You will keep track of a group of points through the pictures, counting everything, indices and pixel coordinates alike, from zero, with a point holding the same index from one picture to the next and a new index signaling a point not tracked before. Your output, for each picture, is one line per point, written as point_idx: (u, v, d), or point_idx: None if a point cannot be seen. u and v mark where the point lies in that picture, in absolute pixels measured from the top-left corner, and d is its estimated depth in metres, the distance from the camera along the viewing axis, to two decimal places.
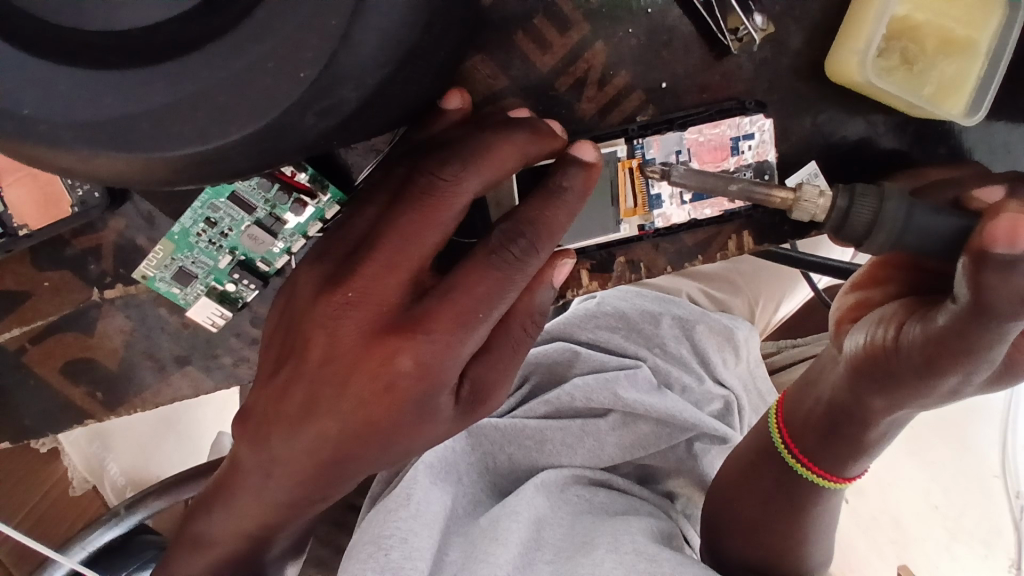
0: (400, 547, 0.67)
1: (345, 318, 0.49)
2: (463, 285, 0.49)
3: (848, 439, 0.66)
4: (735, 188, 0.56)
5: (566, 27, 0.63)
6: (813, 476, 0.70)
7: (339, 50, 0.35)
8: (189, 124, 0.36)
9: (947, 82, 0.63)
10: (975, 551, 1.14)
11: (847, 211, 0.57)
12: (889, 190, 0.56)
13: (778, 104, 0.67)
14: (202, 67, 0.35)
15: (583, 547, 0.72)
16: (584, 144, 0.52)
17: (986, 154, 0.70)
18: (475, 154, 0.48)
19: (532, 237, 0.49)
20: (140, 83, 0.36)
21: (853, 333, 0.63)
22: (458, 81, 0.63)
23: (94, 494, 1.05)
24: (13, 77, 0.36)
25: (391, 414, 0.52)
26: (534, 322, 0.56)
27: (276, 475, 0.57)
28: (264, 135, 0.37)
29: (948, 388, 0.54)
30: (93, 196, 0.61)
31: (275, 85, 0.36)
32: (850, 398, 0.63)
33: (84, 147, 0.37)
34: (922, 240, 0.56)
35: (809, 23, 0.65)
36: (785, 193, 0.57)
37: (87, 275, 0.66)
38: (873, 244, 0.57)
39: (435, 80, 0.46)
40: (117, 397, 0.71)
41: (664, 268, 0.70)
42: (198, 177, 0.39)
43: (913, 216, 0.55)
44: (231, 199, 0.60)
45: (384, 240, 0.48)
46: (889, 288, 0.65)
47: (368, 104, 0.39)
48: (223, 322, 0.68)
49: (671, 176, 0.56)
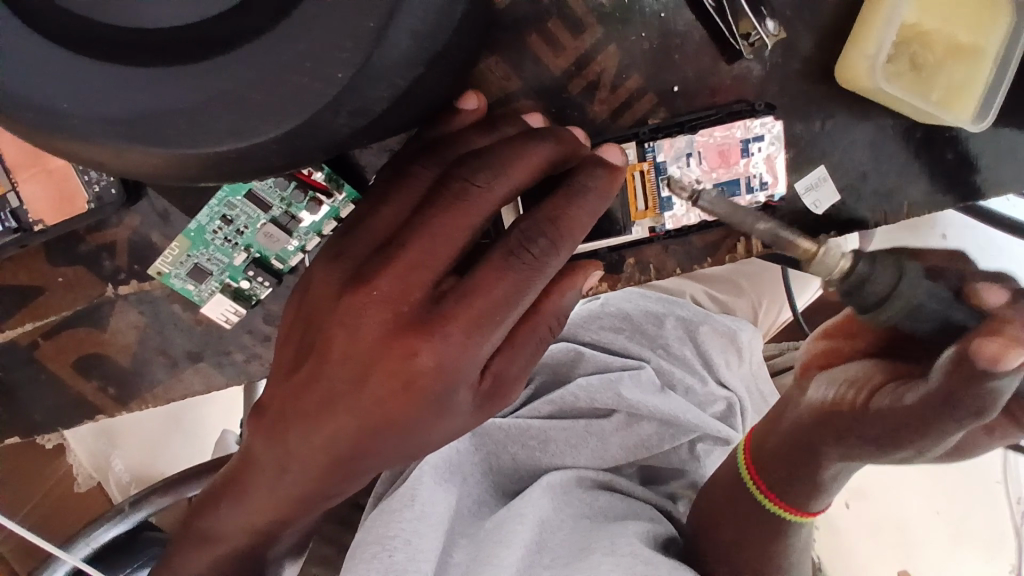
0: (403, 549, 0.69)
1: (367, 316, 0.50)
2: (483, 284, 0.49)
3: (804, 479, 0.71)
4: (762, 227, 0.61)
5: (579, 29, 0.64)
6: (777, 509, 0.73)
7: (374, 51, 0.36)
8: (221, 120, 0.37)
9: (954, 87, 0.64)
10: (972, 556, 1.17)
11: (868, 276, 0.61)
12: (906, 269, 0.62)
13: (788, 108, 0.67)
14: (234, 64, 0.36)
15: (582, 552, 0.73)
16: (613, 148, 0.57)
17: (993, 160, 0.70)
18: (505, 163, 0.50)
19: (552, 236, 0.50)
20: (176, 76, 0.36)
21: (820, 386, 0.73)
22: (472, 83, 0.63)
23: (99, 491, 1.06)
24: (43, 70, 0.37)
25: (411, 411, 0.52)
26: (559, 322, 0.56)
27: (293, 471, 0.58)
28: (298, 133, 0.38)
29: (896, 456, 0.69)
30: (110, 192, 0.62)
31: (309, 84, 0.36)
32: (810, 439, 0.70)
33: (120, 140, 0.37)
34: (914, 323, 0.63)
35: (820, 28, 0.65)
36: (809, 245, 0.62)
37: (101, 271, 0.67)
38: (885, 313, 0.63)
39: (454, 79, 0.47)
40: (129, 391, 0.71)
41: (673, 270, 0.71)
42: (228, 173, 0.39)
43: (922, 300, 0.63)
44: (247, 197, 0.61)
45: (412, 241, 0.49)
46: (858, 343, 0.69)
47: (397, 104, 0.40)
48: (236, 319, 0.68)
49: (701, 199, 0.59)
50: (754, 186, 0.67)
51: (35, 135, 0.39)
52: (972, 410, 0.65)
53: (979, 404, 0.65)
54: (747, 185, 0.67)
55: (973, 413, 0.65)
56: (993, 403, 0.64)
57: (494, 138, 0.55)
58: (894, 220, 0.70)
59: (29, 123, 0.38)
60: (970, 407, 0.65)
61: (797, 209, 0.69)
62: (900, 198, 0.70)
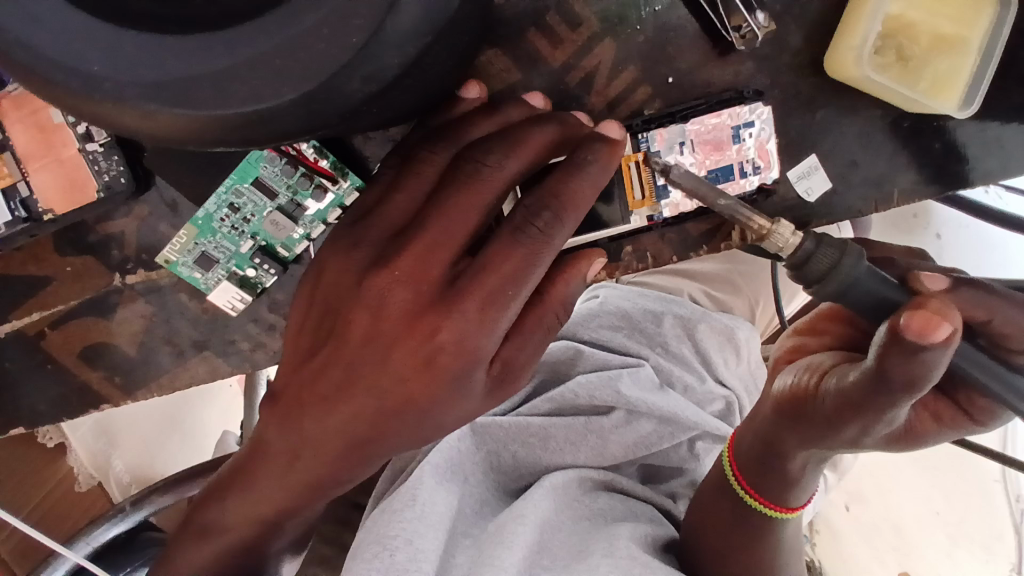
0: (405, 549, 0.67)
1: (392, 293, 0.52)
2: (494, 263, 0.51)
3: (772, 470, 0.67)
4: (722, 203, 0.58)
5: (577, 23, 0.66)
6: (759, 507, 0.69)
7: (385, 17, 0.38)
8: (246, 84, 0.39)
9: (940, 78, 0.66)
10: (976, 556, 1.17)
11: (812, 253, 0.55)
12: (852, 246, 0.55)
13: (780, 98, 0.69)
14: (251, 38, 0.38)
15: (578, 555, 0.72)
16: (610, 124, 0.56)
17: (981, 150, 0.71)
18: (512, 144, 0.52)
19: (555, 210, 0.52)
20: (201, 46, 0.39)
21: (784, 374, 0.69)
22: (474, 75, 0.66)
23: (99, 491, 1.01)
24: (72, 49, 0.39)
25: (430, 389, 0.54)
26: (565, 309, 0.57)
27: (307, 456, 0.59)
28: (314, 97, 0.40)
29: (848, 437, 0.60)
30: (120, 182, 0.63)
31: (326, 49, 0.38)
32: (772, 429, 0.66)
33: (149, 102, 0.39)
34: (860, 301, 0.56)
35: (809, 22, 0.67)
36: (763, 221, 0.57)
37: (109, 261, 0.68)
38: (822, 290, 0.56)
39: (459, 60, 0.49)
40: (135, 380, 0.72)
41: (670, 258, 0.73)
42: (251, 137, 0.42)
43: (860, 279, 0.55)
44: (255, 184, 0.63)
45: (430, 221, 0.51)
46: (825, 339, 0.69)
47: (406, 73, 0.42)
48: (242, 307, 0.70)
49: (670, 172, 0.59)
50: (746, 171, 0.69)
51: (64, 99, 0.41)
52: (953, 410, 0.61)
53: (966, 407, 0.60)
54: (740, 170, 0.69)
55: (950, 412, 0.61)
56: (990, 416, 0.59)
57: (496, 120, 0.57)
58: (883, 208, 0.73)
59: (59, 88, 0.40)
60: (943, 402, 0.61)
61: (788, 197, 0.71)
62: (890, 185, 0.72)
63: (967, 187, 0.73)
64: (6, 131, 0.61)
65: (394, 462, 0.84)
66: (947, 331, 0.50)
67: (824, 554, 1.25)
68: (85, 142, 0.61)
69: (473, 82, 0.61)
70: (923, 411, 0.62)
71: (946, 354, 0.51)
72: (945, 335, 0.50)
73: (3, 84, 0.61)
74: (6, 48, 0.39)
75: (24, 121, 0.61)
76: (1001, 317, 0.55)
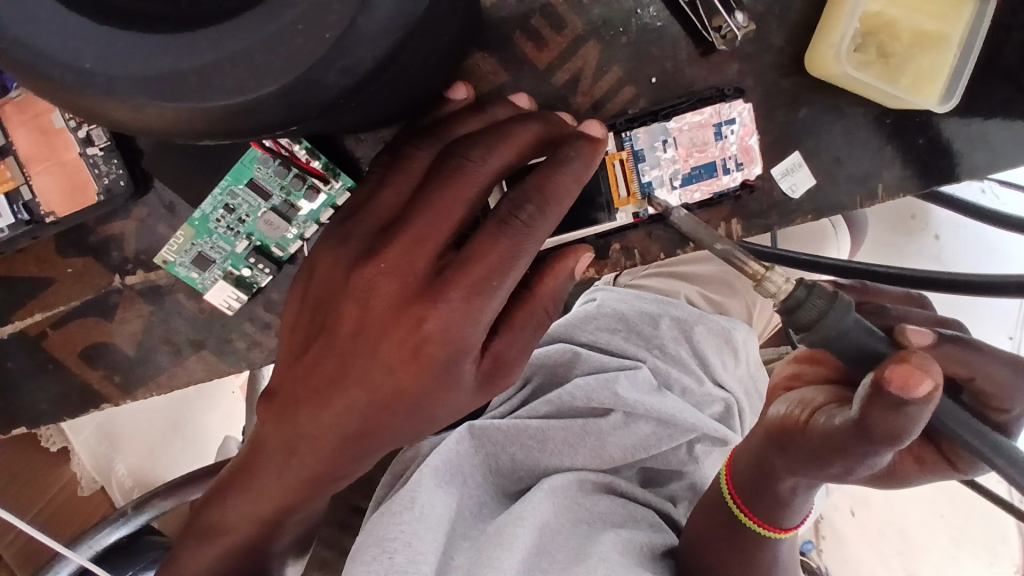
0: (403, 551, 0.67)
1: (380, 286, 0.54)
2: (479, 253, 0.52)
3: (766, 496, 0.67)
4: (718, 246, 0.63)
5: (561, 26, 0.68)
6: (755, 526, 0.69)
7: (358, 15, 0.40)
8: (230, 79, 0.41)
9: (921, 75, 0.68)
10: (980, 558, 1.17)
11: (803, 302, 0.56)
12: (842, 298, 0.55)
13: (762, 97, 0.71)
14: (234, 35, 0.40)
15: (578, 557, 0.73)
16: (592, 122, 0.58)
17: (964, 145, 0.72)
18: (495, 140, 0.54)
19: (539, 203, 0.53)
20: (186, 44, 0.41)
21: (776, 404, 0.69)
22: (462, 78, 0.68)
23: (102, 495, 1.02)
24: (62, 46, 0.41)
25: (419, 381, 0.55)
26: (554, 304, 0.59)
27: (302, 451, 0.60)
28: (293, 91, 0.41)
29: (831, 474, 0.60)
30: (119, 184, 0.65)
31: (303, 44, 0.40)
32: (765, 454, 0.66)
33: (138, 97, 0.41)
34: (845, 350, 0.56)
35: (788, 21, 0.69)
36: (758, 267, 0.59)
37: (109, 261, 0.70)
38: (809, 337, 0.56)
39: (440, 57, 0.51)
40: (134, 379, 0.74)
41: (658, 255, 0.74)
42: (235, 130, 0.43)
43: (849, 330, 0.55)
44: (249, 185, 0.65)
45: (416, 215, 0.53)
46: (825, 370, 0.70)
47: (383, 68, 0.43)
48: (238, 306, 0.71)
49: (671, 213, 0.66)
50: (730, 167, 0.70)
51: (59, 96, 0.43)
52: (935, 456, 0.63)
53: (949, 456, 0.61)
54: (723, 167, 0.70)
55: (931, 457, 0.63)
56: (968, 465, 0.60)
57: (481, 118, 0.59)
58: (869, 204, 0.74)
59: (54, 84, 0.42)
60: (928, 448, 0.63)
61: (774, 195, 0.73)
62: (874, 182, 0.73)
63: (954, 182, 0.73)
64: (9, 137, 0.64)
65: (393, 465, 0.85)
66: (928, 387, 0.51)
67: (830, 561, 1.24)
68: (86, 145, 0.64)
69: (460, 83, 0.64)
70: (906, 454, 0.64)
71: (927, 408, 0.52)
72: (925, 391, 0.51)
73: (6, 89, 0.63)
74: (6, 47, 0.41)
75: (26, 126, 0.64)
76: (981, 373, 0.58)
